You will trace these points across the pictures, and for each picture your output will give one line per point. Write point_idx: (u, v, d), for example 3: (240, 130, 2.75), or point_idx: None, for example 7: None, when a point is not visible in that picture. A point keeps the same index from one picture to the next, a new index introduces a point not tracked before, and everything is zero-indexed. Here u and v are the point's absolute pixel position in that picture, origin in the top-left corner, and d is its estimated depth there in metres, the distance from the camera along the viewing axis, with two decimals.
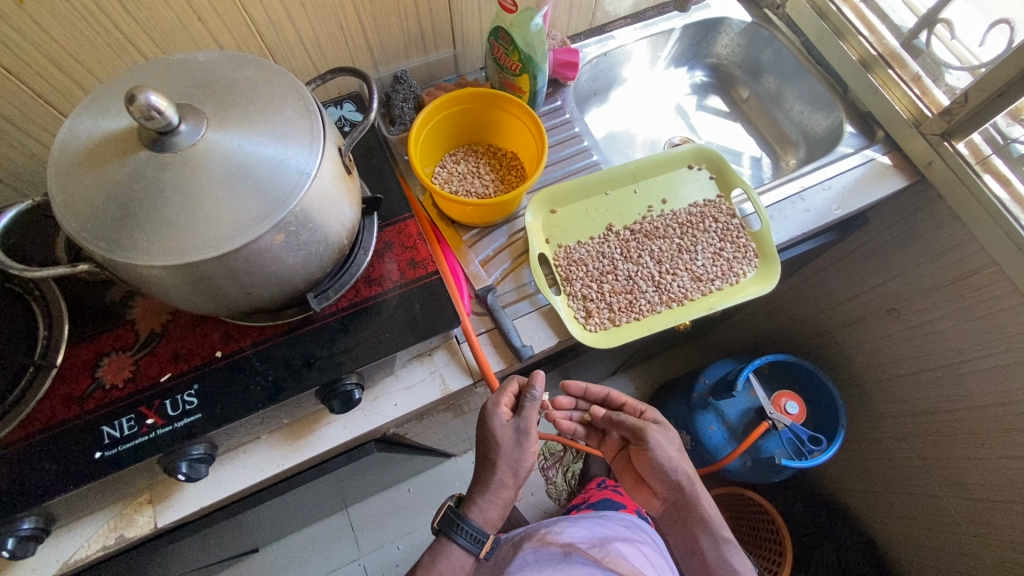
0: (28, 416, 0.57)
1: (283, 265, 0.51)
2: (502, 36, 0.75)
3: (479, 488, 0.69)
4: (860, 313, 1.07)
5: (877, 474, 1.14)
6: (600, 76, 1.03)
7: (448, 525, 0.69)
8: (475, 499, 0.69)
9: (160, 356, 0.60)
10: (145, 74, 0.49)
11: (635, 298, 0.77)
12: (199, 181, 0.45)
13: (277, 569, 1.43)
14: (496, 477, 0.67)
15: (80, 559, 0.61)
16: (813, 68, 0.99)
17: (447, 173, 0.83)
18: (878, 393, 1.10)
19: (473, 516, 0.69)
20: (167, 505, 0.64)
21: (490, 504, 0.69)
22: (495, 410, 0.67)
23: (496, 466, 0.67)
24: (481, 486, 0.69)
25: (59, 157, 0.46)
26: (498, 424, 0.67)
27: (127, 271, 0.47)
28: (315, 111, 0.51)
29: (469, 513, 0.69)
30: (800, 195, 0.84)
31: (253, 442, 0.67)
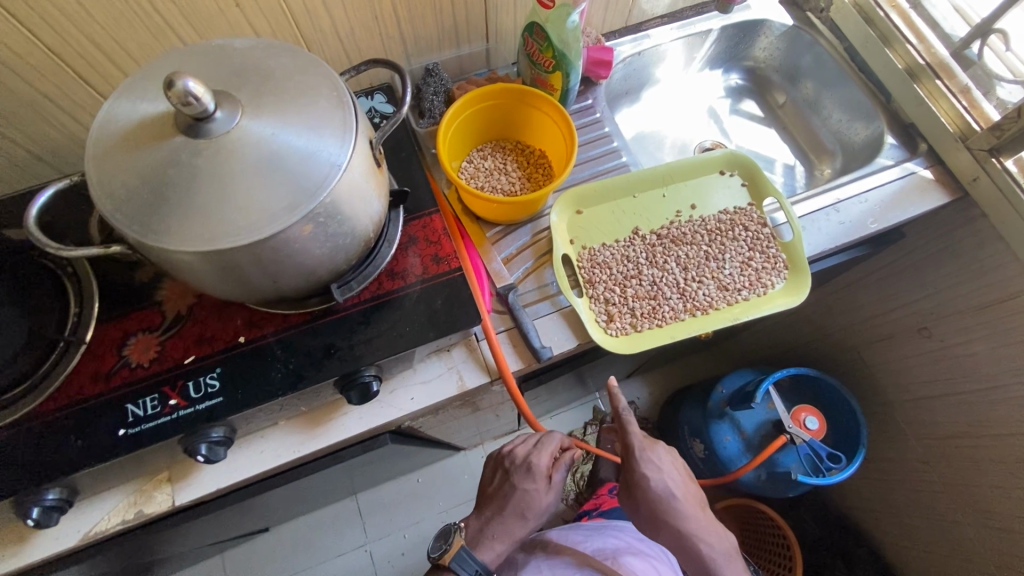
0: (57, 389, 0.59)
1: (310, 256, 0.51)
2: (537, 31, 0.74)
3: (503, 535, 0.73)
4: (889, 331, 1.04)
5: (896, 495, 1.12)
6: (633, 76, 1.01)
7: (461, 563, 0.68)
8: (492, 541, 0.72)
9: (184, 338, 0.61)
10: (182, 59, 0.49)
11: (659, 305, 0.76)
12: (233, 169, 0.45)
13: (287, 548, 1.47)
14: (522, 529, 0.73)
15: (100, 531, 0.63)
16: (855, 75, 0.95)
17: (474, 168, 0.82)
18: (903, 413, 1.07)
19: (485, 555, 0.71)
20: (185, 484, 0.65)
21: (503, 551, 0.73)
22: (543, 470, 0.74)
23: (525, 522, 0.73)
24: (504, 533, 0.73)
25: (96, 139, 0.47)
26: (544, 485, 0.73)
27: (158, 254, 0.47)
28: (348, 102, 0.50)
29: (479, 553, 0.72)
30: (835, 207, 0.81)
31: (271, 428, 0.68)
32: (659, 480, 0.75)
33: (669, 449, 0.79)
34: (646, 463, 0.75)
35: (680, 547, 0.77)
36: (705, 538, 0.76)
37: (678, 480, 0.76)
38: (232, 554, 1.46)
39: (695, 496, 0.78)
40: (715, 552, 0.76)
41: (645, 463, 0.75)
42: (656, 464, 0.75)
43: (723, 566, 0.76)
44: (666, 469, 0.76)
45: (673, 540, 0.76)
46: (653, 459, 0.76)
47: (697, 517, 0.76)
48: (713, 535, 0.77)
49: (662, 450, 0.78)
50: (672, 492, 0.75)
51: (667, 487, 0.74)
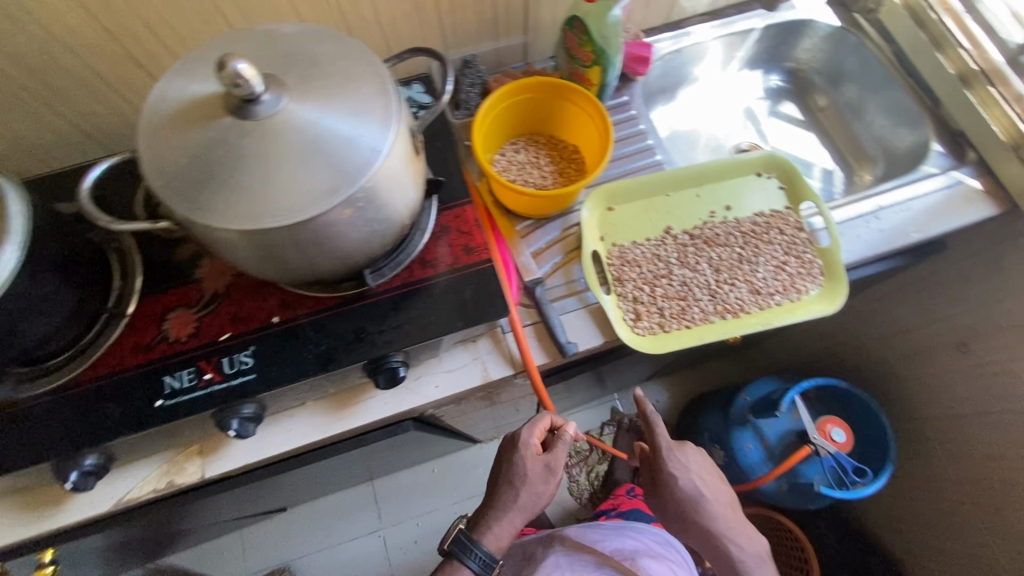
0: (98, 358, 0.61)
1: (347, 240, 0.52)
2: (577, 25, 0.73)
3: (499, 513, 0.70)
4: (924, 344, 1.01)
5: (923, 514, 1.08)
6: (670, 74, 0.99)
7: (461, 549, 0.67)
8: (490, 522, 0.70)
9: (221, 316, 0.63)
10: (233, 42, 0.51)
11: (688, 306, 0.75)
12: (278, 151, 0.46)
13: (303, 528, 1.50)
14: (518, 505, 0.70)
15: (133, 498, 0.66)
16: (902, 79, 0.92)
17: (506, 161, 0.82)
18: (934, 430, 1.03)
19: (486, 540, 0.69)
20: (214, 457, 0.67)
21: (503, 533, 0.69)
22: (528, 441, 0.72)
23: (518, 496, 0.70)
24: (500, 511, 0.70)
25: (149, 117, 0.48)
26: (529, 454, 0.71)
27: (202, 231, 0.48)
28: (390, 89, 0.51)
29: (481, 537, 0.69)
30: (875, 214, 0.79)
31: (298, 408, 0.69)
32: (688, 481, 0.74)
33: (698, 449, 0.78)
34: (676, 464, 0.75)
35: (709, 546, 0.77)
36: (734, 538, 0.76)
37: (707, 480, 0.76)
38: (251, 530, 1.50)
39: (725, 497, 0.77)
40: (744, 553, 0.76)
41: (673, 464, 0.75)
42: (685, 465, 0.75)
43: (752, 567, 0.76)
44: (694, 470, 0.75)
45: (702, 539, 0.77)
46: (681, 460, 0.75)
47: (727, 517, 0.76)
48: (741, 536, 0.76)
49: (692, 450, 0.77)
50: (702, 493, 0.74)
51: (696, 489, 0.74)
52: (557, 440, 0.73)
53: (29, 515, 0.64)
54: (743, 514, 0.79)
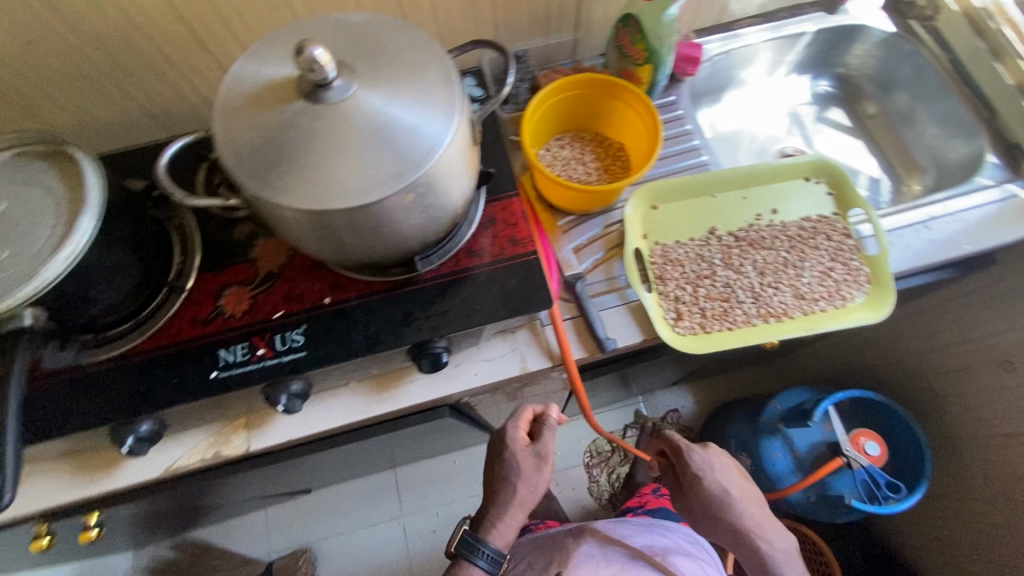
0: (157, 330, 0.63)
1: (405, 225, 0.53)
2: (631, 23, 0.74)
3: (501, 511, 0.71)
4: (966, 361, 0.99)
5: (956, 536, 1.05)
6: (717, 76, 0.99)
7: (471, 548, 0.70)
8: (494, 520, 0.71)
9: (274, 295, 0.65)
10: (306, 30, 0.53)
11: (731, 307, 0.75)
12: (347, 135, 0.48)
13: (326, 510, 1.53)
14: (518, 501, 0.71)
15: (181, 466, 0.68)
16: (957, 88, 0.90)
17: (552, 156, 0.83)
18: (973, 450, 1.01)
19: (492, 537, 0.70)
20: (259, 432, 0.70)
21: (508, 530, 0.71)
22: (515, 435, 0.72)
23: (516, 491, 0.71)
24: (501, 509, 0.71)
25: (225, 98, 0.50)
26: (518, 448, 0.72)
27: (269, 210, 0.50)
28: (454, 79, 0.52)
29: (487, 536, 0.71)
30: (925, 224, 0.77)
31: (341, 388, 0.71)
32: (713, 480, 0.76)
33: (723, 449, 0.79)
34: (698, 464, 0.77)
35: (738, 541, 0.77)
36: (763, 534, 0.76)
37: (733, 479, 0.77)
38: (275, 509, 1.53)
39: (753, 494, 0.77)
40: (773, 548, 0.76)
41: (697, 464, 0.77)
42: (708, 464, 0.76)
43: (782, 564, 0.76)
44: (719, 470, 0.76)
45: (730, 535, 0.77)
46: (705, 460, 0.77)
47: (755, 514, 0.76)
48: (771, 532, 0.76)
49: (716, 451, 0.78)
50: (728, 491, 0.75)
51: (723, 488, 0.75)
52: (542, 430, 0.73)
53: (85, 476, 0.67)
54: (770, 510, 0.78)
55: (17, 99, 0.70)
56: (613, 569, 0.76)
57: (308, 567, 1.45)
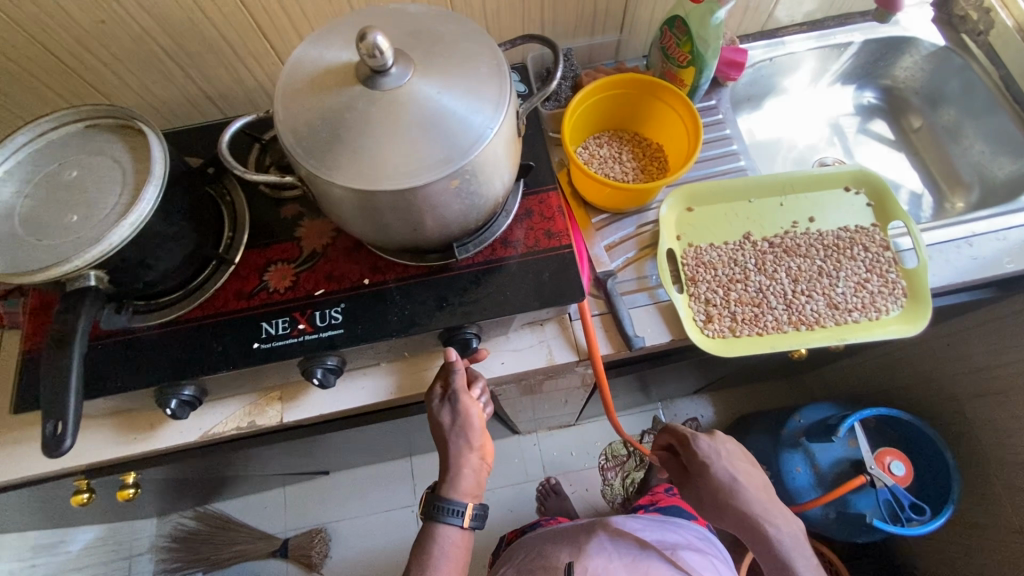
0: (205, 300, 0.66)
1: (448, 210, 0.55)
2: (678, 25, 0.75)
3: (447, 470, 0.69)
4: (1001, 386, 0.96)
5: (979, 564, 1.03)
6: (759, 82, 0.98)
7: (436, 512, 0.69)
8: (445, 479, 0.69)
9: (317, 273, 0.67)
10: (365, 19, 0.55)
11: (762, 313, 0.75)
12: (400, 120, 0.50)
13: (342, 493, 1.57)
14: (458, 452, 0.68)
15: (218, 433, 0.71)
16: (1008, 104, 0.88)
17: (590, 154, 0.84)
18: (1002, 477, 0.98)
19: (448, 494, 0.68)
20: (292, 404, 0.72)
21: (461, 482, 0.68)
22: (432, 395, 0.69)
23: (452, 440, 0.68)
24: (448, 466, 0.69)
25: (287, 80, 0.53)
26: (439, 407, 0.68)
27: (322, 188, 0.53)
28: (505, 71, 0.54)
29: (446, 494, 0.69)
30: (968, 240, 0.76)
31: (372, 368, 0.74)
32: (719, 466, 0.75)
33: (729, 438, 0.80)
34: (702, 449, 0.77)
35: (746, 532, 0.73)
36: (771, 519, 0.72)
37: (740, 466, 0.76)
38: (294, 489, 1.58)
39: (760, 483, 0.76)
40: (782, 534, 0.72)
41: (704, 450, 0.77)
42: (714, 450, 0.77)
43: (792, 553, 0.70)
44: (726, 456, 0.77)
45: (738, 525, 0.74)
46: (711, 446, 0.77)
47: (761, 500, 0.74)
48: (779, 517, 0.73)
49: (722, 439, 0.79)
50: (735, 477, 0.74)
51: (730, 473, 0.74)
52: (450, 374, 0.67)
53: (128, 435, 0.71)
54: (779, 500, 0.76)
55: (89, 77, 0.74)
56: (624, 560, 0.78)
57: (322, 547, 1.48)
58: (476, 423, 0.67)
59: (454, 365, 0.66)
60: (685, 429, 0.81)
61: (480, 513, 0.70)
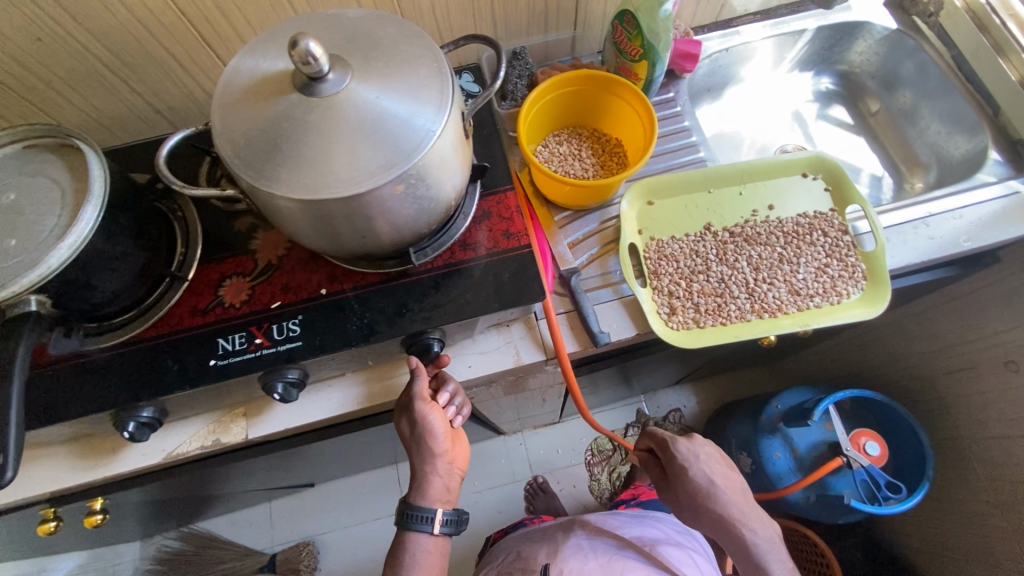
0: (159, 318, 0.65)
1: (397, 215, 0.54)
2: (627, 20, 0.74)
3: (415, 477, 0.70)
4: (969, 362, 0.97)
5: (957, 539, 1.05)
6: (717, 73, 0.99)
7: (407, 520, 0.69)
8: (414, 486, 0.70)
9: (272, 285, 0.66)
10: (303, 25, 0.54)
11: (725, 303, 0.75)
12: (338, 126, 0.49)
13: (329, 504, 1.55)
14: (424, 460, 0.68)
15: (182, 453, 0.70)
16: (961, 84, 0.89)
17: (549, 152, 0.84)
18: (974, 451, 1.00)
19: (417, 501, 0.69)
20: (258, 420, 0.71)
21: (428, 489, 0.69)
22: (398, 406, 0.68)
23: (417, 448, 0.68)
24: (416, 473, 0.70)
25: (223, 91, 0.52)
26: (404, 417, 0.68)
27: (266, 200, 0.51)
28: (446, 73, 0.53)
29: (415, 501, 0.69)
30: (926, 221, 0.77)
31: (338, 378, 0.73)
32: (697, 469, 0.75)
33: (708, 442, 0.80)
34: (680, 452, 0.77)
35: (722, 535, 0.73)
36: (747, 522, 0.72)
37: (719, 469, 0.76)
38: (280, 502, 1.55)
39: (739, 485, 0.76)
40: (757, 537, 0.72)
41: (682, 454, 0.77)
42: (693, 454, 0.77)
43: (768, 556, 0.71)
44: (704, 459, 0.77)
45: (715, 528, 0.74)
46: (690, 449, 0.77)
47: (738, 503, 0.73)
48: (754, 520, 0.73)
49: (701, 442, 0.79)
50: (713, 480, 0.74)
51: (707, 476, 0.74)
52: (412, 382, 0.66)
53: (89, 461, 0.69)
54: (756, 503, 0.76)
55: (30, 96, 0.72)
56: (600, 559, 0.78)
57: (310, 560, 1.46)
58: (436, 431, 0.67)
59: (417, 372, 0.66)
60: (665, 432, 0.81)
61: (455, 519, 0.71)
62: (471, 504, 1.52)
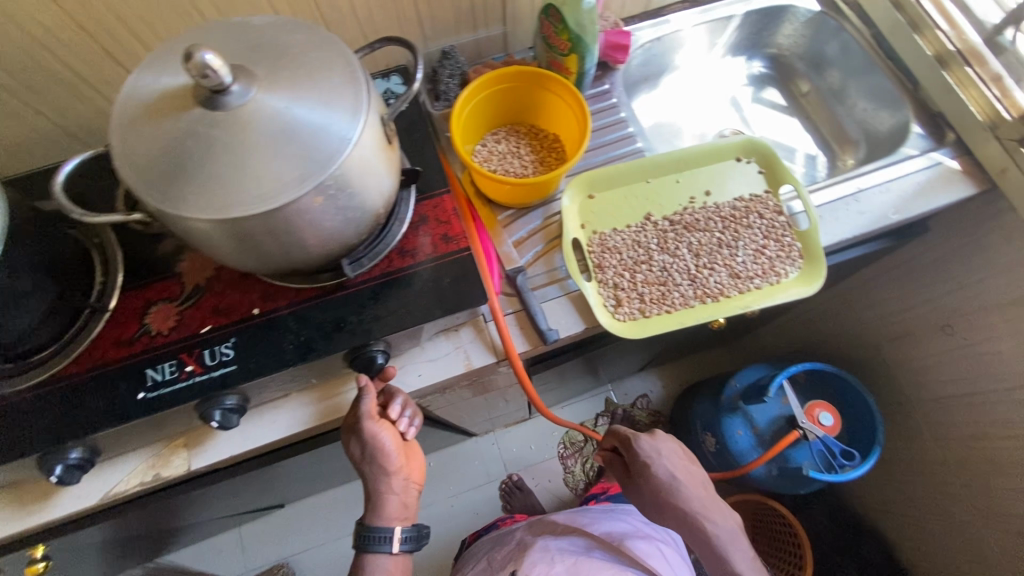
0: (81, 353, 0.61)
1: (321, 228, 0.52)
2: (553, 14, 0.74)
3: (370, 497, 0.68)
4: (909, 328, 1.01)
5: (912, 497, 1.09)
6: (652, 62, 0.99)
7: (364, 543, 0.68)
8: (371, 507, 0.68)
9: (202, 309, 0.63)
10: (203, 35, 0.51)
11: (669, 291, 0.76)
12: (247, 140, 0.46)
13: (301, 523, 1.51)
14: (379, 479, 0.67)
15: (120, 492, 0.66)
16: (881, 62, 0.92)
17: (488, 152, 0.83)
18: (920, 412, 1.05)
19: (375, 522, 0.68)
20: (201, 449, 0.68)
21: (386, 507, 0.68)
22: (347, 427, 0.66)
23: (370, 467, 0.67)
24: (372, 493, 0.68)
25: (121, 110, 0.49)
26: (354, 438, 0.65)
27: (177, 222, 0.49)
28: (360, 78, 0.51)
29: (373, 521, 0.68)
30: (856, 196, 0.79)
31: (283, 399, 0.70)
32: (660, 465, 0.75)
33: (670, 436, 0.80)
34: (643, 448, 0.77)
35: (685, 530, 0.74)
36: (709, 515, 0.73)
37: (680, 464, 0.76)
38: (249, 527, 1.51)
39: (700, 478, 0.77)
40: (719, 529, 0.74)
41: (646, 450, 0.77)
42: (657, 450, 0.77)
43: (730, 547, 0.72)
44: (666, 454, 0.77)
45: (679, 524, 0.74)
46: (652, 445, 0.77)
47: (700, 496, 0.74)
48: (716, 513, 0.74)
49: (663, 437, 0.79)
50: (675, 475, 0.75)
51: (669, 472, 0.75)
52: (360, 401, 0.64)
53: (18, 511, 0.65)
54: (717, 495, 0.77)
55: None
56: (569, 561, 0.76)
57: None
58: (389, 448, 0.65)
59: (365, 390, 0.63)
60: (627, 428, 0.80)
61: (416, 535, 0.70)
62: (448, 509, 1.50)
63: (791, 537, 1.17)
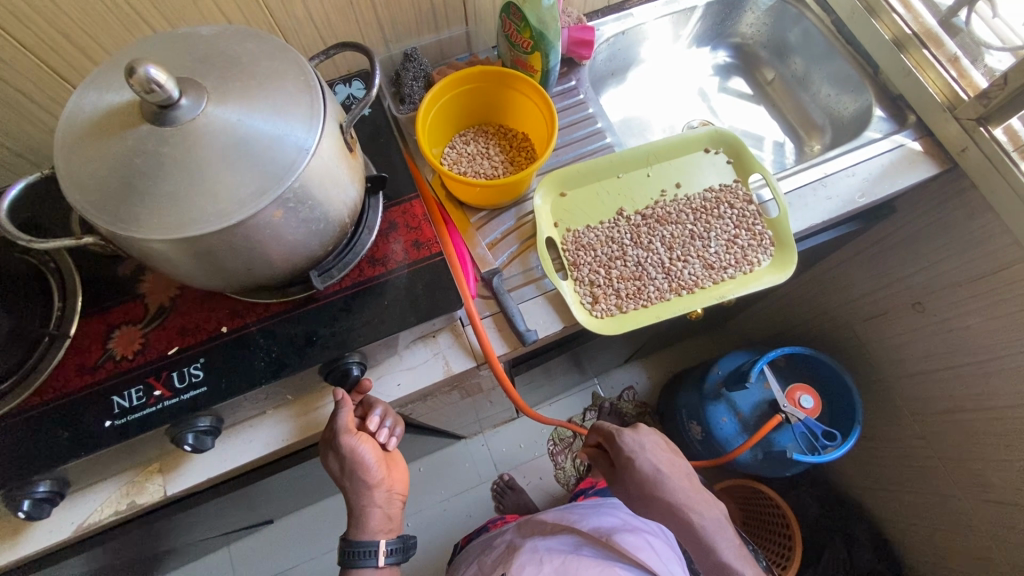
0: (43, 383, 0.59)
1: (284, 242, 0.51)
2: (513, 12, 0.73)
3: (354, 512, 0.67)
4: (882, 307, 1.03)
5: (894, 472, 1.12)
6: (617, 56, 0.99)
7: (349, 558, 0.67)
8: (354, 522, 0.67)
9: (168, 330, 0.61)
10: (148, 49, 0.49)
11: (644, 285, 0.76)
12: (199, 156, 0.45)
13: (292, 538, 1.49)
14: (361, 493, 0.66)
15: (94, 523, 0.64)
16: (842, 47, 0.94)
17: (456, 154, 0.82)
18: (897, 389, 1.07)
19: (359, 537, 0.67)
20: (176, 473, 0.66)
21: (370, 521, 0.67)
22: (325, 444, 0.65)
23: (351, 482, 0.66)
24: (354, 508, 0.67)
25: (65, 130, 0.47)
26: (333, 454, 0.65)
27: (131, 244, 0.47)
28: (316, 86, 0.50)
29: (357, 536, 0.67)
30: (822, 181, 0.80)
31: (260, 417, 0.69)
32: (644, 459, 0.75)
33: (652, 430, 0.81)
34: (627, 443, 0.77)
35: (671, 521, 0.74)
36: (693, 506, 0.74)
37: (663, 456, 0.77)
38: (239, 546, 1.48)
39: (683, 470, 0.77)
40: (704, 519, 0.75)
41: (629, 445, 0.77)
42: (640, 444, 0.77)
43: (714, 535, 0.74)
44: (649, 448, 0.77)
45: (665, 515, 0.74)
46: (636, 439, 0.77)
47: (684, 488, 0.75)
48: (700, 504, 0.75)
49: (646, 431, 0.80)
50: (659, 467, 0.75)
51: (653, 464, 0.75)
52: (337, 416, 0.63)
53: None
54: (700, 485, 0.78)
55: None
56: (558, 561, 0.76)
57: None
58: (368, 460, 0.65)
59: (341, 403, 0.63)
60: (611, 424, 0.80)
61: (400, 546, 0.70)
62: (440, 514, 1.50)
63: (779, 519, 1.19)
